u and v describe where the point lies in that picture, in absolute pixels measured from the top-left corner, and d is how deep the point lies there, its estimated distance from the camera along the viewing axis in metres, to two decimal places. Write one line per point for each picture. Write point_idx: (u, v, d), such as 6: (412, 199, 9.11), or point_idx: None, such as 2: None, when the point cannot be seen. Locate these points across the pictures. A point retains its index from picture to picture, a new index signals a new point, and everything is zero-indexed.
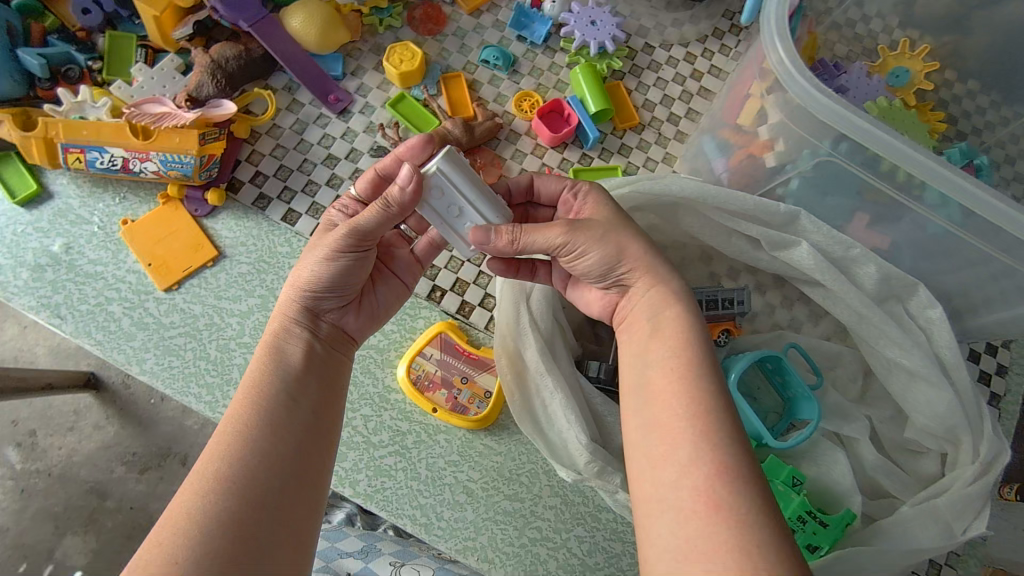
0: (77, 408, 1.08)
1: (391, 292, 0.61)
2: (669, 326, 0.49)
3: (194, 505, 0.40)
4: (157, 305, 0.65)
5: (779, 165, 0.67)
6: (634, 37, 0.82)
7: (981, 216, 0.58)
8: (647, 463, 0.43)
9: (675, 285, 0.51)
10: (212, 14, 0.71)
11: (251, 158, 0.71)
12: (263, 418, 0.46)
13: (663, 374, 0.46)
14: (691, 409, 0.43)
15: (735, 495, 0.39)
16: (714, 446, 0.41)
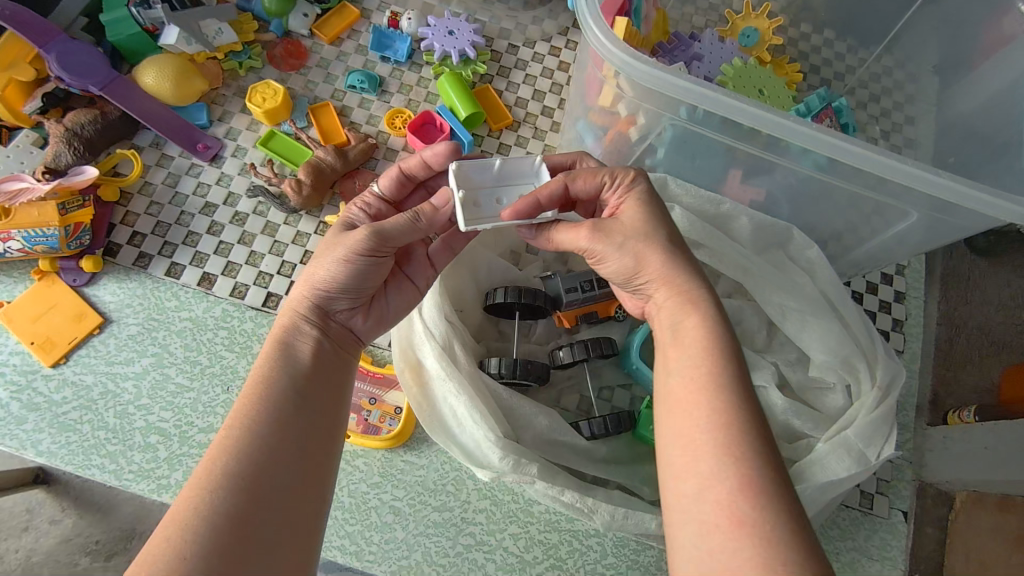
0: (30, 506, 1.03)
1: (402, 297, 0.60)
2: (690, 334, 0.47)
3: (192, 502, 0.40)
4: (46, 383, 0.63)
5: (642, 136, 0.68)
6: (497, 39, 0.83)
7: (839, 160, 0.58)
8: (670, 473, 0.42)
9: (696, 284, 0.49)
10: (60, 84, 0.69)
11: (126, 220, 0.70)
12: (270, 417, 0.45)
13: (688, 384, 0.44)
14: (715, 420, 0.41)
15: (760, 509, 0.37)
16: (735, 459, 0.39)
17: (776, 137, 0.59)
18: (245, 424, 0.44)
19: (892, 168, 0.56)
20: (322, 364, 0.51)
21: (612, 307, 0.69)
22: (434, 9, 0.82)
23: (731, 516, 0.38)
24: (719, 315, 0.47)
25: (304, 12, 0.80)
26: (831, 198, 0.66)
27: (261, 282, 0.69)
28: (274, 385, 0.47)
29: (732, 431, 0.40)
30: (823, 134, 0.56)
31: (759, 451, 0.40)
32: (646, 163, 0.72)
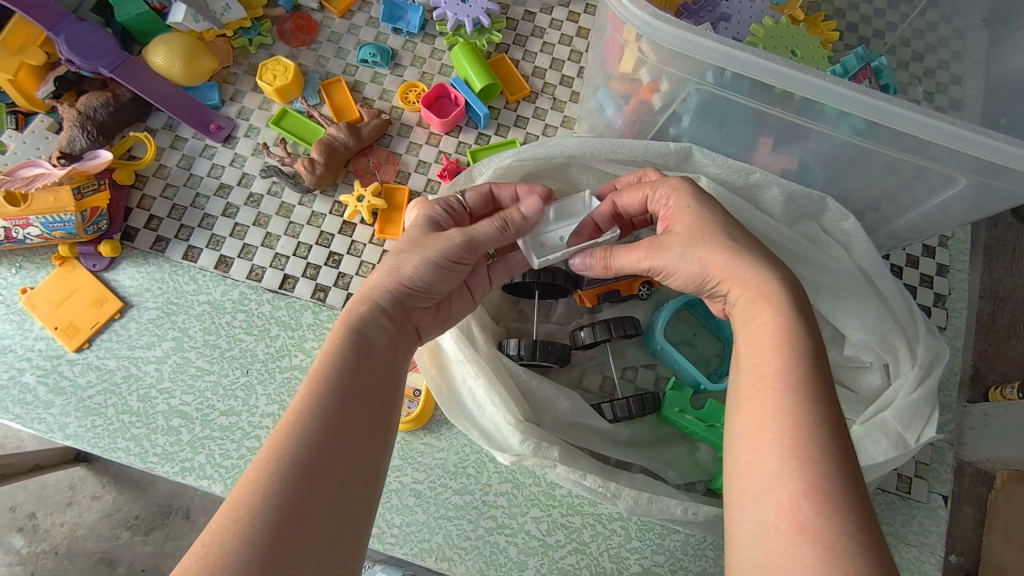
0: (72, 482, 1.06)
1: (464, 305, 0.58)
2: (763, 330, 0.44)
3: (258, 493, 0.37)
4: (70, 367, 0.64)
5: (666, 105, 0.64)
6: (512, 6, 0.80)
7: (882, 124, 0.54)
8: (734, 472, 0.40)
9: (778, 280, 0.46)
10: (70, 67, 0.69)
11: (142, 203, 0.70)
12: (340, 406, 0.42)
13: (760, 381, 0.42)
14: (784, 419, 0.39)
15: (826, 515, 0.35)
16: (802, 462, 0.37)
17: (811, 100, 0.55)
18: (315, 411, 0.41)
19: (937, 130, 0.52)
20: (393, 358, 0.49)
21: (636, 284, 0.66)
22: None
23: (787, 517, 0.35)
24: (799, 313, 0.45)
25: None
26: (870, 165, 0.62)
27: (277, 264, 0.68)
28: (346, 372, 0.44)
29: (802, 432, 0.38)
30: (861, 93, 0.53)
31: (828, 453, 0.37)
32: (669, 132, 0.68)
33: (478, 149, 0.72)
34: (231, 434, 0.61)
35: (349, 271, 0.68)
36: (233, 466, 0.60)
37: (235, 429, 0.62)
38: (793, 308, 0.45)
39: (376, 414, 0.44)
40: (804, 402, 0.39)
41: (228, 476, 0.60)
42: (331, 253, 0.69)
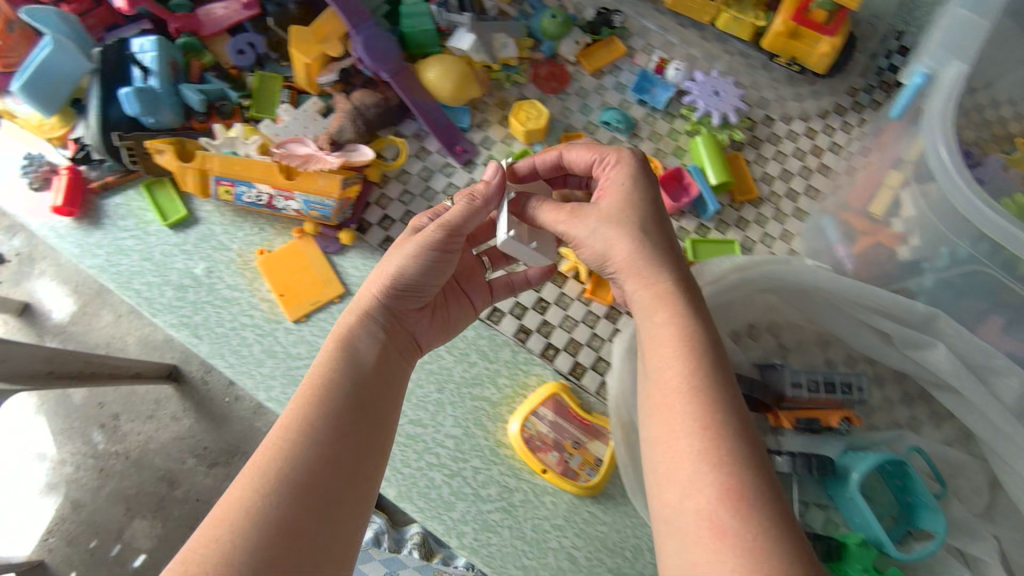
0: (158, 398, 1.19)
1: (460, 308, 0.64)
2: (662, 329, 0.47)
3: (271, 507, 0.42)
4: (285, 335, 0.68)
5: (913, 260, 0.65)
6: (755, 107, 0.81)
7: None
8: (654, 476, 0.43)
9: (683, 295, 0.49)
10: (358, 64, 0.74)
11: (381, 202, 0.74)
12: (353, 422, 0.48)
13: (666, 385, 0.45)
14: (694, 422, 0.42)
15: (745, 519, 0.38)
16: (716, 465, 0.40)
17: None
18: (305, 423, 0.46)
19: None
20: (387, 390, 0.52)
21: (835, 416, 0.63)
22: (699, 62, 0.82)
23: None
24: (690, 311, 0.48)
25: (576, 40, 0.81)
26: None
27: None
28: (322, 380, 0.50)
29: (711, 435, 0.41)
30: None
31: (744, 458, 0.40)
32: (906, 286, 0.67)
33: (700, 241, 0.73)
34: (414, 445, 0.64)
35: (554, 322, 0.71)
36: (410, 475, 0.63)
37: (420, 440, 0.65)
38: (698, 321, 0.47)
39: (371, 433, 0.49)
40: (707, 406, 0.42)
41: (403, 482, 0.63)
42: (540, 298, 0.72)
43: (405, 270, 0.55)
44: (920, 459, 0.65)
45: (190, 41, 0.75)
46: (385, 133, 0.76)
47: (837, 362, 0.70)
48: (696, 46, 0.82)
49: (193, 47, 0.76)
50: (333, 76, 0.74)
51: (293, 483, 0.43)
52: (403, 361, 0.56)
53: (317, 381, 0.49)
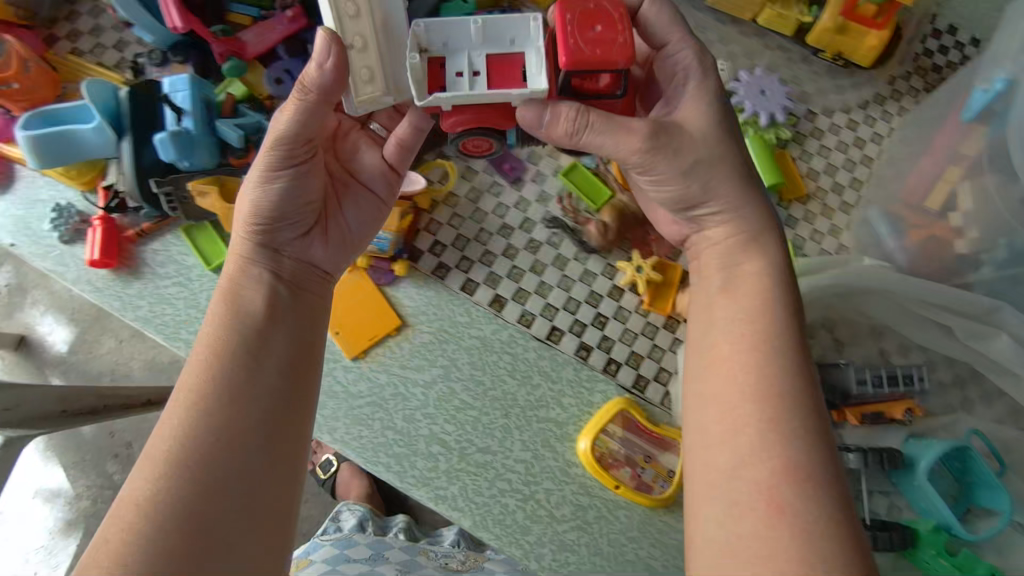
0: None
1: (360, 212, 0.60)
2: (752, 276, 0.55)
3: (168, 497, 0.42)
4: (344, 373, 0.67)
5: (971, 254, 0.66)
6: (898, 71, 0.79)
7: None
8: (714, 439, 0.49)
9: (776, 256, 0.56)
10: None
11: (430, 227, 0.71)
12: (232, 395, 0.47)
13: (732, 341, 0.52)
14: (764, 418, 0.48)
15: (801, 497, 0.44)
16: (778, 437, 0.47)
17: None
18: (209, 393, 0.47)
19: None
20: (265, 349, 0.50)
21: (898, 409, 0.67)
22: (740, 59, 0.79)
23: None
24: (789, 327, 0.52)
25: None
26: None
27: (655, 356, 0.70)
28: (235, 344, 0.49)
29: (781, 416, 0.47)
30: None
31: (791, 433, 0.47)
32: (962, 277, 0.66)
33: None
34: (484, 472, 0.66)
35: (655, 325, 0.70)
36: (483, 504, 0.65)
37: (490, 469, 0.66)
38: (783, 347, 0.50)
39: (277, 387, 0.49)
40: (783, 368, 0.49)
41: (477, 512, 0.65)
42: (597, 314, 0.70)
43: (265, 198, 0.53)
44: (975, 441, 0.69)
45: (236, 66, 0.69)
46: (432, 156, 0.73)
47: (891, 350, 0.69)
48: (735, 42, 0.80)
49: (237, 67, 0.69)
50: None
51: (231, 407, 0.46)
52: (303, 294, 0.56)
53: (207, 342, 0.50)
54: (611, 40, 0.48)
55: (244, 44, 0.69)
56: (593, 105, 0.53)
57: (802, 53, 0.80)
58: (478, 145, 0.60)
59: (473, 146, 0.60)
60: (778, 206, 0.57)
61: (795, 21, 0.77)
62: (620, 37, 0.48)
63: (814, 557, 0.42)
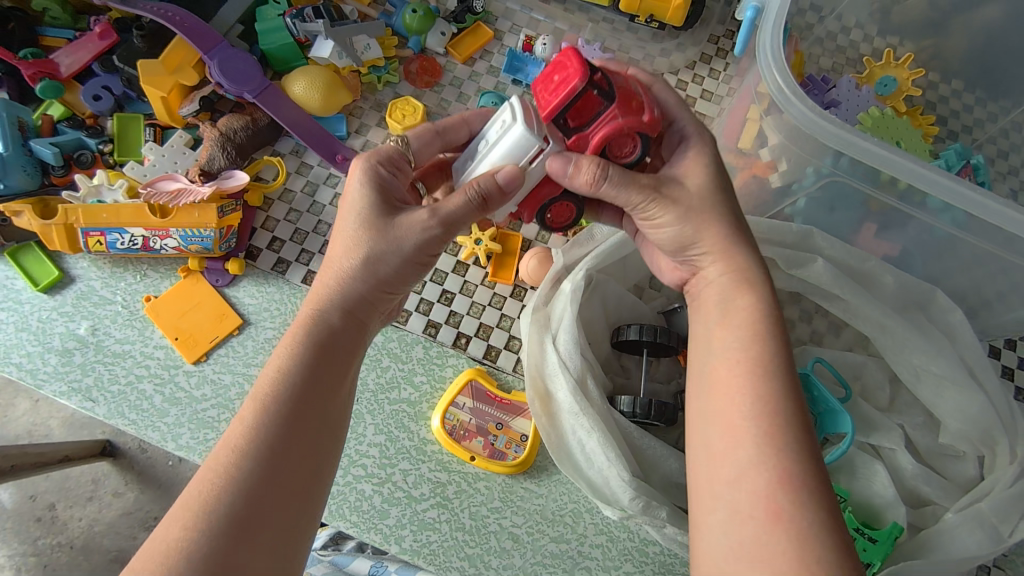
0: (95, 476, 1.06)
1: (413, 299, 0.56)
2: (740, 314, 0.48)
3: (202, 546, 0.36)
4: (186, 378, 0.65)
5: (785, 185, 0.68)
6: (722, 39, 0.85)
7: (983, 219, 0.57)
8: (707, 457, 0.44)
9: (764, 291, 0.49)
10: (217, 89, 0.72)
11: (266, 225, 0.72)
12: (288, 455, 0.41)
13: (728, 366, 0.46)
14: (763, 426, 0.41)
15: (799, 505, 0.38)
16: (781, 450, 0.40)
17: (917, 190, 0.59)
18: (262, 444, 0.40)
19: (1007, 217, 0.55)
20: (331, 419, 0.44)
21: None
22: (566, 35, 0.83)
23: None
24: (778, 345, 0.46)
25: (442, 31, 0.80)
26: (961, 255, 0.65)
27: (504, 325, 0.71)
28: (315, 402, 0.43)
29: (781, 422, 0.41)
30: (961, 185, 0.56)
31: (793, 437, 0.41)
32: (784, 211, 0.71)
33: None
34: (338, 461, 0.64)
35: (505, 293, 0.72)
36: (339, 492, 0.63)
37: (344, 456, 0.65)
38: (778, 369, 0.44)
39: (325, 452, 0.43)
40: (769, 392, 0.43)
41: (334, 502, 0.63)
42: (443, 291, 0.72)
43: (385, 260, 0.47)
44: (822, 368, 0.69)
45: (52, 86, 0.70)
46: (262, 155, 0.74)
47: None
48: (562, 20, 0.84)
49: (54, 91, 0.70)
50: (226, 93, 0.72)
51: (292, 467, 0.41)
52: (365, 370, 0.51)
53: (269, 387, 0.43)
54: (571, 80, 0.45)
55: (56, 65, 0.71)
56: (602, 128, 0.47)
57: (624, 21, 0.83)
58: (563, 215, 0.56)
59: (560, 216, 0.56)
60: (732, 240, 0.50)
61: None
62: (573, 75, 0.45)
63: (810, 558, 0.36)
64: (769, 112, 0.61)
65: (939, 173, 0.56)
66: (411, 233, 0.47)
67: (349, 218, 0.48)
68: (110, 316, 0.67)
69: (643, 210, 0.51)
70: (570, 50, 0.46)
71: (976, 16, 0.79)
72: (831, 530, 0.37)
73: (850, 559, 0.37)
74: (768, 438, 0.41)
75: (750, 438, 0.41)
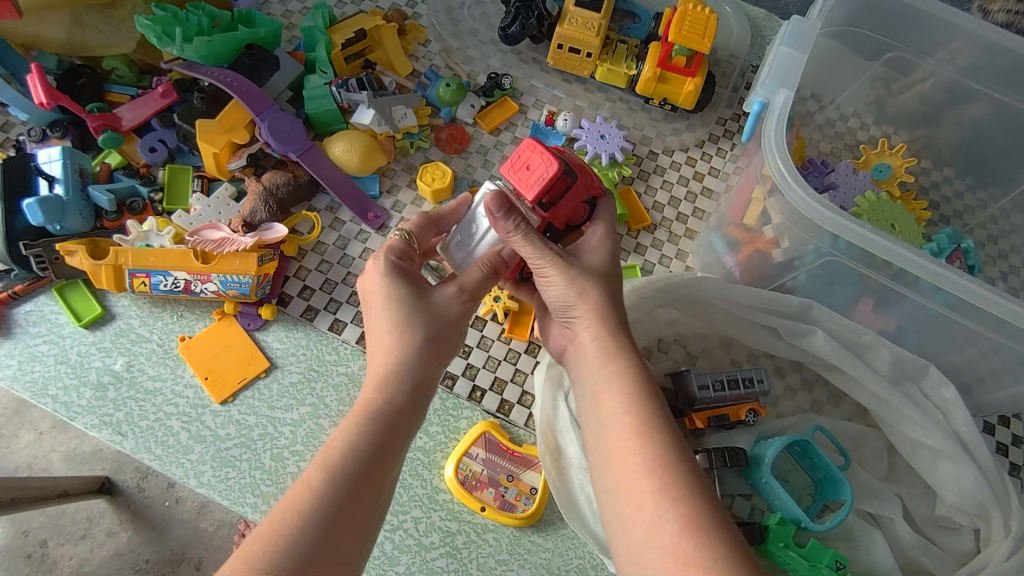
0: (91, 514, 1.05)
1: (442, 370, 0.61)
2: (615, 381, 0.50)
3: None
4: (213, 417, 0.68)
5: (787, 259, 0.72)
6: (729, 121, 0.93)
7: (973, 302, 0.61)
8: (616, 527, 0.44)
9: (633, 358, 0.52)
10: (264, 147, 0.78)
11: (299, 273, 0.76)
12: (346, 510, 0.43)
13: (617, 433, 0.47)
14: (655, 481, 0.43)
15: (702, 547, 0.39)
16: (675, 499, 0.42)
17: (909, 272, 0.63)
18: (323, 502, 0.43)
19: (994, 302, 0.59)
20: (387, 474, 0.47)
21: (742, 411, 0.70)
22: (585, 111, 0.90)
23: None
24: (655, 406, 0.48)
25: (472, 103, 0.87)
26: (953, 333, 0.68)
27: (518, 379, 0.74)
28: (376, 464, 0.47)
29: (670, 474, 0.43)
30: (950, 271, 0.60)
31: (688, 489, 0.42)
32: (786, 284, 0.75)
33: None
34: None
35: (519, 348, 0.76)
36: None
37: None
38: (659, 424, 0.47)
39: (375, 514, 0.45)
40: (658, 445, 0.45)
41: None
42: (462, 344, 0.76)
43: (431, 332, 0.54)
44: (822, 436, 0.71)
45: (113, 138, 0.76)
46: (299, 210, 0.79)
47: (740, 359, 0.78)
48: (581, 97, 0.91)
49: (114, 142, 0.76)
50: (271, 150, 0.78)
51: (345, 527, 0.43)
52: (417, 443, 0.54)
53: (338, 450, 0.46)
54: (541, 163, 0.57)
55: (118, 118, 0.77)
56: (569, 202, 0.59)
57: (639, 102, 0.91)
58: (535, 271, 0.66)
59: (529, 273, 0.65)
60: (607, 310, 0.55)
61: (624, 74, 0.87)
62: (540, 159, 0.57)
63: None
64: (773, 193, 0.67)
65: (928, 258, 0.60)
66: (448, 307, 0.55)
67: (390, 309, 0.55)
68: (146, 353, 0.70)
69: (540, 269, 0.56)
70: (533, 142, 0.58)
71: (963, 113, 0.86)
72: (739, 557, 0.39)
73: None
74: (667, 491, 0.42)
75: (651, 496, 0.42)
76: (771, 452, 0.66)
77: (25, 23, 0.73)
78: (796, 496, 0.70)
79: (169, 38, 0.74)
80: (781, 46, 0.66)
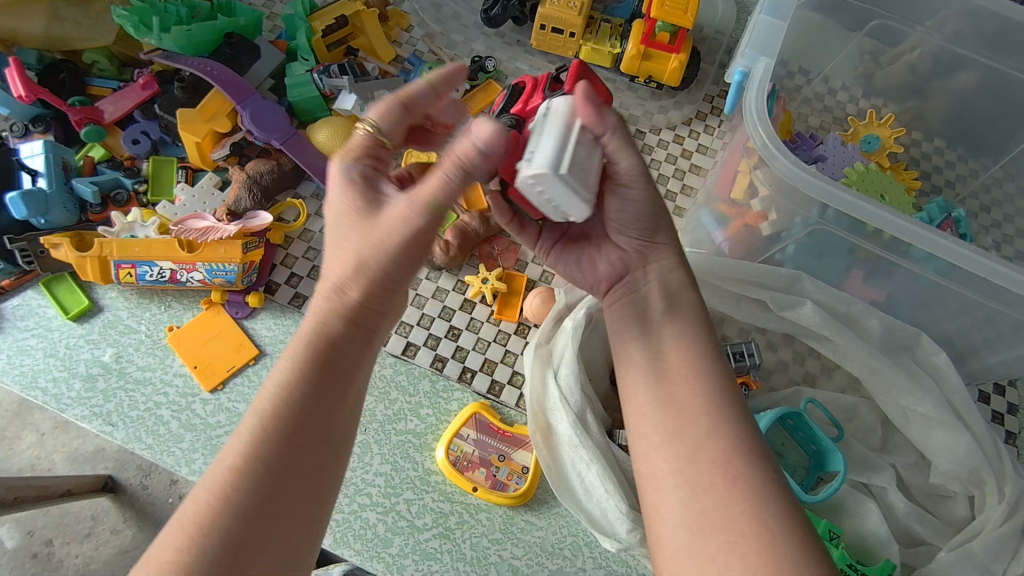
0: (95, 512, 1.05)
1: None
2: (673, 312, 0.55)
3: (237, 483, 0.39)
4: (203, 405, 0.68)
5: (775, 232, 0.72)
6: (717, 98, 0.92)
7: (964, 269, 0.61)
8: (661, 440, 0.48)
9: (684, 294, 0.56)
10: (246, 136, 0.77)
11: (286, 261, 0.76)
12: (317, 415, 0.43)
13: (676, 357, 0.52)
14: (709, 409, 0.48)
15: (750, 471, 0.44)
16: (726, 425, 0.47)
17: (900, 240, 0.62)
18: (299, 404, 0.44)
19: (989, 268, 0.58)
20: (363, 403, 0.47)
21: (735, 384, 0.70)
22: None
23: (734, 552, 0.41)
24: (708, 341, 0.53)
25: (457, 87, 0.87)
26: (945, 302, 0.68)
27: (508, 360, 0.74)
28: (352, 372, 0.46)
29: (726, 404, 0.48)
30: (937, 234, 0.59)
31: (741, 420, 0.47)
32: (775, 257, 0.75)
33: None
34: (345, 489, 0.66)
35: (509, 330, 0.76)
36: (344, 520, 0.65)
37: (350, 485, 0.67)
38: (712, 360, 0.51)
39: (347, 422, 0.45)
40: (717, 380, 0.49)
41: (338, 529, 0.65)
42: (450, 326, 0.75)
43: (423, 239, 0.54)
44: (814, 408, 0.71)
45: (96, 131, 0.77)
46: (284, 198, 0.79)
47: (731, 334, 0.78)
48: None
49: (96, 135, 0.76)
50: (254, 140, 0.78)
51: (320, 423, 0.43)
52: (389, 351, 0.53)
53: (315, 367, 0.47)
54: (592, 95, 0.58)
55: (100, 111, 0.77)
56: None
57: (626, 81, 0.90)
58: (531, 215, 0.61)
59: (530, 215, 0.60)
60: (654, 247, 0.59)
61: (609, 53, 0.86)
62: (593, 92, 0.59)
63: (768, 520, 0.41)
64: (759, 166, 0.66)
65: (917, 224, 0.60)
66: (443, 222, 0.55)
67: None
68: (134, 343, 0.70)
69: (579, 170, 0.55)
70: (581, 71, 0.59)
71: (953, 82, 0.85)
72: (774, 485, 0.43)
73: (792, 513, 0.42)
74: (716, 416, 0.47)
75: (704, 419, 0.47)
76: (761, 424, 0.65)
77: (1, 17, 0.73)
78: (790, 469, 0.70)
79: (146, 27, 0.73)
80: (761, 14, 0.65)
